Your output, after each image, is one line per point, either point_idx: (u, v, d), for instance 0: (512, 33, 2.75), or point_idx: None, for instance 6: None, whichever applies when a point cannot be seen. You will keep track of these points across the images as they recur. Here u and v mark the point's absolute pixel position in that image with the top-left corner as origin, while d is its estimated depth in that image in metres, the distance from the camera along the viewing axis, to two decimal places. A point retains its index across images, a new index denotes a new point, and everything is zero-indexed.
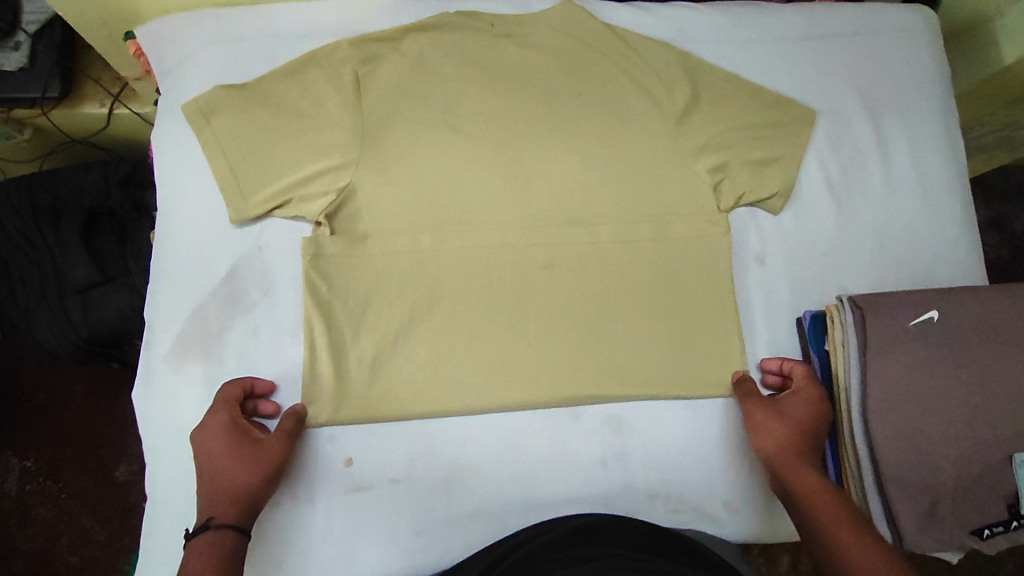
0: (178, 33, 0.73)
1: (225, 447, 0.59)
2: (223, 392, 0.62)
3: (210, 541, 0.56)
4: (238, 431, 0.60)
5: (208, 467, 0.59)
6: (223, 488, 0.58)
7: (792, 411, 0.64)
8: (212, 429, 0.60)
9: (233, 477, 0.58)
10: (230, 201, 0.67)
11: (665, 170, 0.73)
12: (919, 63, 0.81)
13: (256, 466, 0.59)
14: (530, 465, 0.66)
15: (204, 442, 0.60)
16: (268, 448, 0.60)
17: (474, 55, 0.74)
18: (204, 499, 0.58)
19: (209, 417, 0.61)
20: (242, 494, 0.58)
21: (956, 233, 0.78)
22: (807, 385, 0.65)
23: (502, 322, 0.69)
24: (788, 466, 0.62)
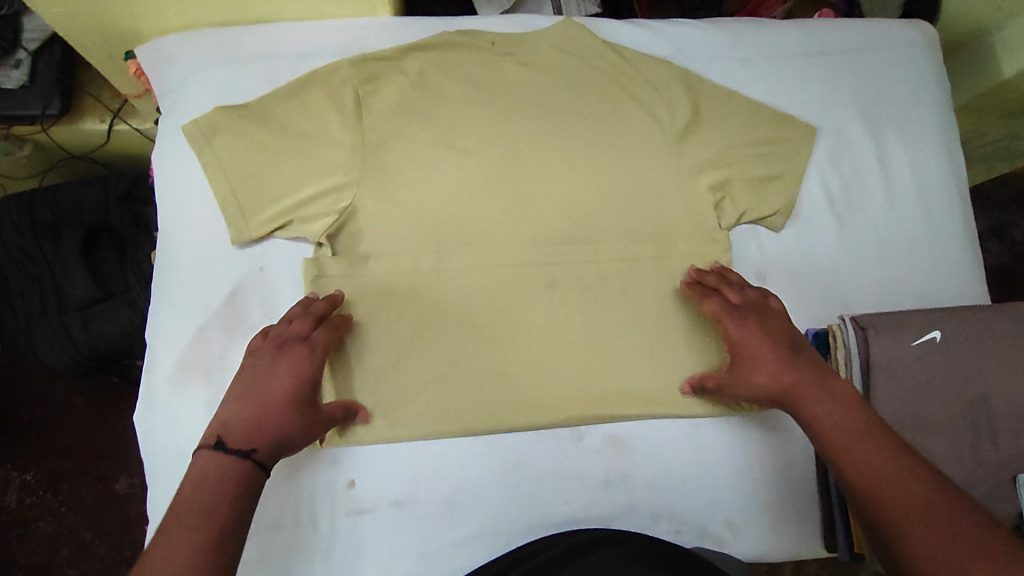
0: (178, 52, 0.73)
1: (299, 392, 0.59)
2: (323, 337, 0.62)
3: (241, 470, 0.53)
4: (313, 382, 0.60)
5: (276, 396, 0.58)
6: (274, 426, 0.56)
7: (744, 355, 0.63)
8: (303, 369, 0.60)
9: (290, 424, 0.57)
10: (231, 222, 0.67)
11: (666, 187, 0.73)
12: (920, 78, 0.81)
13: (305, 423, 0.59)
14: (533, 484, 0.66)
15: (279, 371, 0.59)
16: (320, 420, 0.61)
17: (475, 73, 0.74)
18: (248, 420, 0.56)
19: (306, 354, 0.60)
20: (288, 436, 0.57)
21: (958, 250, 0.78)
22: (729, 328, 0.64)
23: (504, 341, 0.69)
24: (795, 398, 0.59)
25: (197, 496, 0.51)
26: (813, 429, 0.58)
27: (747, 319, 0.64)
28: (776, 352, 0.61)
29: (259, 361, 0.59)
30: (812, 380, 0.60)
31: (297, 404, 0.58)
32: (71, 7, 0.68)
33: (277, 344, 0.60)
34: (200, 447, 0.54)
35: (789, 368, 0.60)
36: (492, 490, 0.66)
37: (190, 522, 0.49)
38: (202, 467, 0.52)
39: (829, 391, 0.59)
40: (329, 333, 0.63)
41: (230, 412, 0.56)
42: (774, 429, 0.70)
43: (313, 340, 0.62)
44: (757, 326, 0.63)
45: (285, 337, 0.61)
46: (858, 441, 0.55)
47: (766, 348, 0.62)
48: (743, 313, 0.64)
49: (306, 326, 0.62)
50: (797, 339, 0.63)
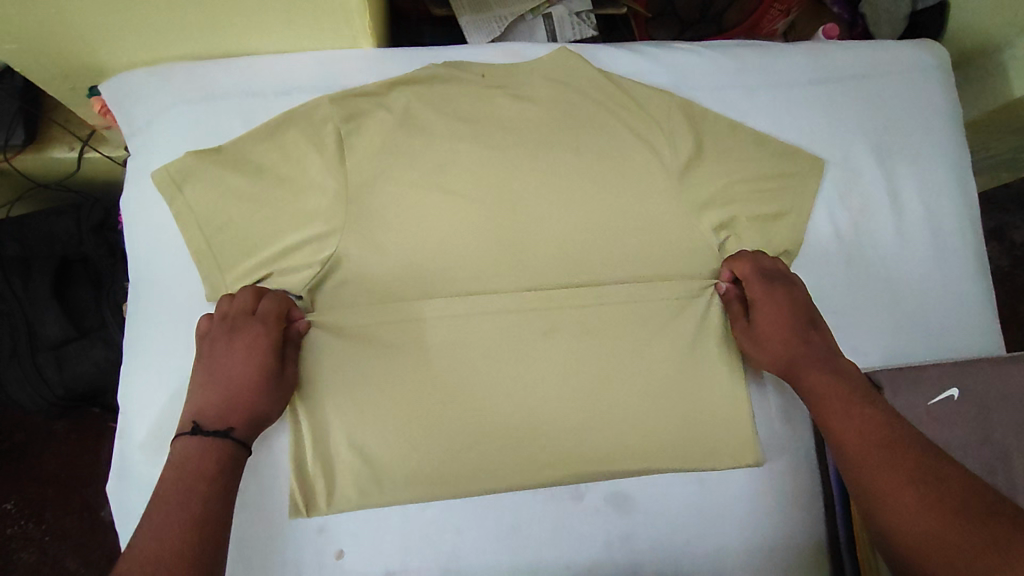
0: (144, 91, 0.68)
1: (260, 365, 0.59)
2: (270, 307, 0.61)
3: (221, 448, 0.55)
4: (272, 351, 0.60)
5: (240, 375, 0.59)
6: (245, 405, 0.58)
7: (761, 317, 0.65)
8: (256, 343, 0.59)
9: (261, 399, 0.59)
10: (208, 276, 0.63)
11: (669, 226, 0.69)
12: (932, 106, 0.78)
13: (274, 392, 0.60)
14: (532, 545, 0.64)
15: (237, 349, 0.59)
16: (287, 380, 0.61)
17: (464, 107, 0.69)
18: (218, 405, 0.58)
19: (259, 329, 0.60)
20: (262, 410, 0.59)
21: (971, 291, 0.74)
22: (753, 291, 0.65)
23: (498, 394, 0.65)
24: (797, 365, 0.62)
25: (177, 476, 0.53)
26: (810, 395, 0.60)
27: (772, 287, 0.65)
28: (792, 324, 0.64)
29: (216, 344, 0.60)
30: (818, 354, 0.62)
31: (263, 377, 0.59)
32: (28, 45, 0.63)
33: (228, 324, 0.60)
34: (178, 436, 0.56)
35: (800, 342, 0.63)
36: (483, 549, 0.63)
37: (177, 498, 0.51)
38: (182, 451, 0.55)
39: (829, 363, 0.61)
40: (278, 300, 0.62)
41: (198, 401, 0.58)
42: (778, 485, 0.67)
43: (260, 312, 0.61)
44: (781, 296, 0.65)
45: (233, 315, 0.60)
46: (857, 405, 0.56)
47: (783, 318, 0.64)
48: (771, 281, 0.65)
49: (252, 299, 0.61)
50: (815, 315, 0.65)
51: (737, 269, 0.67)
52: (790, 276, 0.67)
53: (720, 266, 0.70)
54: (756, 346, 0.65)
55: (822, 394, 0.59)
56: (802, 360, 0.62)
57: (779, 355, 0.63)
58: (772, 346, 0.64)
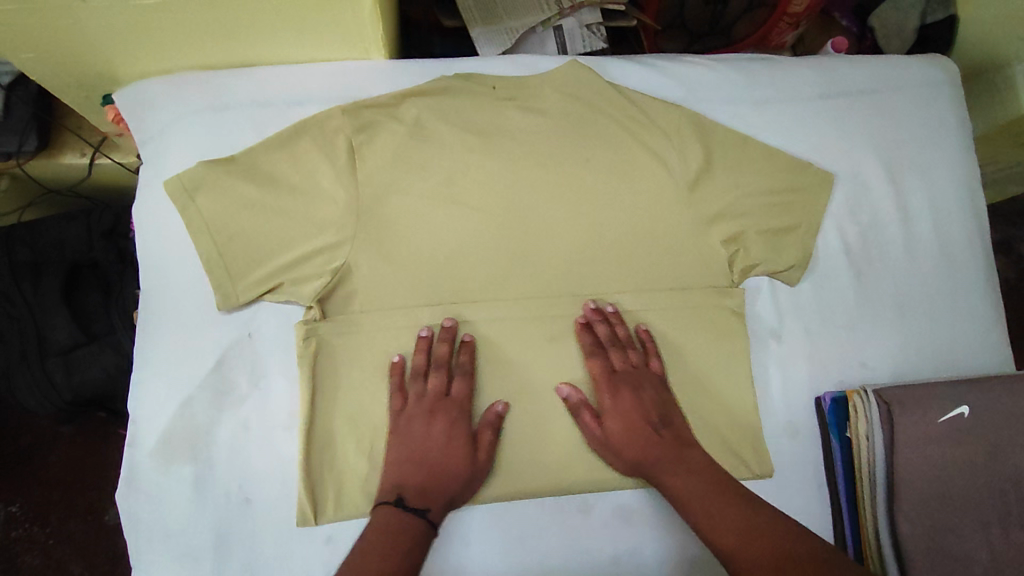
0: (157, 100, 0.68)
1: (455, 449, 0.61)
2: (458, 391, 0.63)
3: (417, 524, 0.57)
4: (462, 437, 0.62)
5: (437, 457, 0.61)
6: (439, 485, 0.60)
7: (613, 422, 0.63)
8: (450, 427, 0.62)
9: (454, 484, 0.61)
10: (218, 285, 0.63)
11: (679, 239, 0.69)
12: (941, 121, 0.78)
13: (468, 478, 0.61)
14: (539, 559, 0.64)
15: (435, 432, 0.61)
16: (479, 467, 0.62)
17: (475, 119, 0.70)
18: (415, 483, 0.59)
19: (455, 414, 0.63)
20: (454, 490, 0.61)
21: (981, 306, 0.74)
22: (604, 399, 0.64)
23: (507, 407, 0.65)
24: (657, 467, 0.60)
25: (378, 544, 0.54)
26: (676, 501, 0.58)
27: (616, 388, 0.64)
28: (644, 425, 0.62)
29: (415, 423, 0.62)
30: (671, 451, 0.61)
31: (463, 462, 0.61)
32: (43, 53, 0.63)
33: (429, 405, 0.62)
34: (379, 505, 0.57)
35: (652, 442, 0.62)
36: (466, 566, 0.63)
37: (374, 557, 0.53)
38: (384, 520, 0.56)
39: (683, 458, 0.61)
40: (468, 382, 0.64)
41: (397, 477, 0.60)
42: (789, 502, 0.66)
43: (455, 394, 0.63)
44: (630, 398, 0.63)
45: (432, 395, 0.63)
46: (710, 502, 0.56)
47: (634, 422, 0.63)
48: (614, 378, 0.64)
49: (446, 380, 0.63)
50: (668, 411, 0.64)
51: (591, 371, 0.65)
52: (643, 363, 0.66)
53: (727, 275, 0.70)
54: (615, 455, 0.63)
55: (685, 499, 0.57)
56: (659, 463, 0.61)
57: (636, 459, 0.62)
58: (631, 453, 0.62)
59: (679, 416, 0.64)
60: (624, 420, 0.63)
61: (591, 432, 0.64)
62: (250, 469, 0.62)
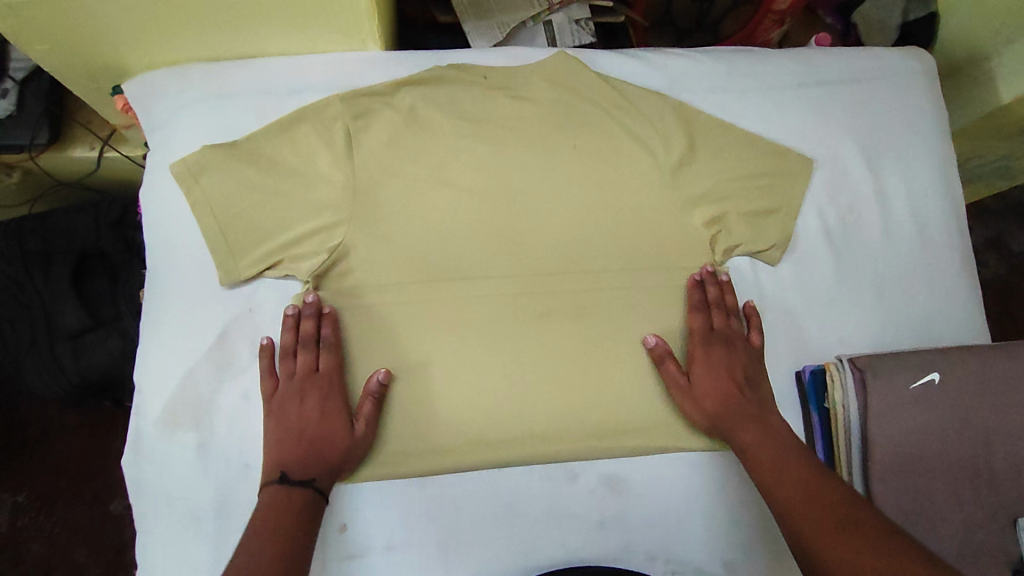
0: (163, 89, 0.72)
1: (337, 419, 0.63)
2: (327, 363, 0.65)
3: (301, 496, 0.59)
4: (337, 408, 0.64)
5: (313, 429, 0.62)
6: (325, 455, 0.62)
7: (700, 373, 0.67)
8: (325, 401, 0.64)
9: (339, 452, 0.62)
10: (221, 263, 0.66)
11: (661, 221, 0.72)
12: (918, 110, 0.81)
13: (350, 448, 0.63)
14: (528, 524, 0.66)
15: (313, 407, 0.63)
16: (361, 436, 0.64)
17: (467, 107, 0.73)
18: (296, 456, 0.61)
19: (326, 388, 0.64)
20: (341, 457, 0.62)
21: (956, 283, 0.77)
22: (698, 350, 0.68)
23: (497, 380, 0.68)
24: (728, 421, 0.65)
25: (265, 522, 0.57)
26: (749, 456, 0.62)
27: (713, 347, 0.68)
28: (725, 380, 0.67)
29: (287, 401, 0.64)
30: (751, 410, 0.65)
31: (346, 429, 0.63)
32: (57, 45, 0.67)
33: (299, 384, 0.64)
34: (266, 485, 0.60)
35: (729, 397, 0.66)
36: (416, 532, 0.65)
37: (267, 539, 0.55)
38: (270, 499, 0.58)
39: (756, 415, 0.65)
40: (337, 356, 0.65)
41: (278, 454, 0.61)
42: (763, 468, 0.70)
43: (329, 367, 0.65)
44: (721, 355, 0.68)
45: (301, 373, 0.64)
46: (780, 456, 0.60)
47: (718, 376, 0.67)
48: (713, 338, 0.69)
49: (313, 356, 0.65)
50: (754, 376, 0.68)
51: (692, 323, 0.70)
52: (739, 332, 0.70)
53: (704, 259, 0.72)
54: (691, 404, 0.67)
55: (754, 450, 0.62)
56: (734, 415, 0.65)
57: (711, 409, 0.66)
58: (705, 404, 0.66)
59: (767, 387, 0.68)
60: (705, 376, 0.67)
61: (675, 379, 0.68)
62: (250, 436, 0.65)
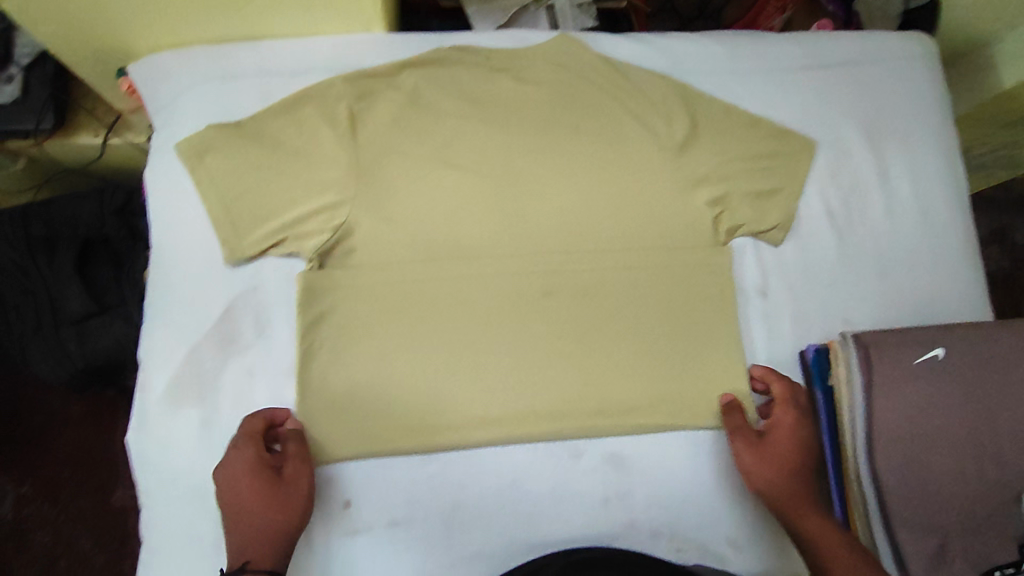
0: (168, 70, 0.72)
1: (258, 487, 0.60)
2: (247, 426, 0.62)
3: None
4: (252, 467, 0.60)
5: (240, 500, 0.60)
6: (255, 530, 0.59)
7: (778, 440, 0.65)
8: (240, 466, 0.60)
9: (274, 516, 0.59)
10: (225, 241, 0.67)
11: (665, 201, 0.72)
12: (920, 92, 0.81)
13: (280, 503, 0.60)
14: (532, 502, 0.66)
15: (231, 478, 0.60)
16: (288, 484, 0.60)
17: (470, 88, 0.73)
18: (235, 542, 0.59)
19: (237, 452, 0.61)
20: (281, 521, 0.59)
21: (960, 264, 0.77)
22: (784, 417, 0.65)
23: (500, 358, 0.68)
24: (791, 502, 0.62)
25: None
26: (808, 543, 0.61)
27: (801, 423, 0.65)
28: (800, 458, 0.64)
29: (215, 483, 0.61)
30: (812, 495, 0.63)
31: (265, 492, 0.60)
32: (63, 26, 0.67)
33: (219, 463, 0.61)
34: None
35: (802, 479, 0.63)
36: (420, 508, 0.65)
37: None
38: None
39: (822, 508, 0.63)
40: (250, 420, 0.62)
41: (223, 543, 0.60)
42: None
43: (245, 432, 0.61)
44: (805, 434, 0.65)
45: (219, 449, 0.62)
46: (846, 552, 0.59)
47: (797, 451, 0.64)
48: (801, 414, 0.66)
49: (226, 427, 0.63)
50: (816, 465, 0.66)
51: (777, 388, 0.67)
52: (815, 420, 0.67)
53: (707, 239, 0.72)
54: (760, 470, 0.63)
55: (813, 536, 0.60)
56: (800, 497, 0.62)
57: (778, 485, 0.63)
58: (778, 476, 0.63)
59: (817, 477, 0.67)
60: (780, 447, 0.64)
61: (747, 442, 0.65)
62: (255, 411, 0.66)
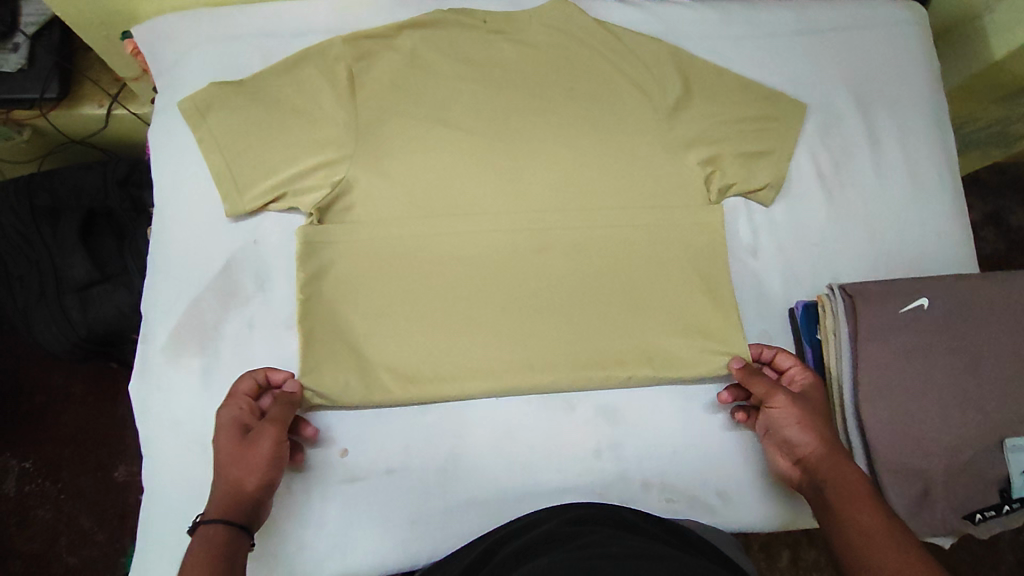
0: (172, 33, 0.74)
1: (232, 440, 0.59)
2: (240, 384, 0.63)
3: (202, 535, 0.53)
4: (233, 421, 0.60)
5: (219, 454, 0.59)
6: (218, 483, 0.57)
7: (812, 394, 0.63)
8: (224, 422, 0.60)
9: (241, 467, 0.58)
10: (226, 196, 0.68)
11: (658, 161, 0.73)
12: (910, 57, 0.82)
13: (246, 454, 0.58)
14: (526, 453, 0.67)
15: (217, 433, 0.60)
16: (257, 437, 0.59)
17: (466, 50, 0.74)
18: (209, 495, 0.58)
19: (225, 410, 0.61)
20: (245, 472, 0.58)
21: (950, 225, 0.78)
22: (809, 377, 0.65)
23: (495, 312, 0.70)
24: (826, 455, 0.59)
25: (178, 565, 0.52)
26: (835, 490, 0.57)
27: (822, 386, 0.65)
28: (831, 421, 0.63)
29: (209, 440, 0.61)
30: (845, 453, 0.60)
31: (235, 445, 0.59)
32: None
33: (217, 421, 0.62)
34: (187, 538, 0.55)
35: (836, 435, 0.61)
36: (416, 457, 0.67)
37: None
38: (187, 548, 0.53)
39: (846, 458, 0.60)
40: (247, 380, 0.63)
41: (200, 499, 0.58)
42: None
43: (234, 390, 0.62)
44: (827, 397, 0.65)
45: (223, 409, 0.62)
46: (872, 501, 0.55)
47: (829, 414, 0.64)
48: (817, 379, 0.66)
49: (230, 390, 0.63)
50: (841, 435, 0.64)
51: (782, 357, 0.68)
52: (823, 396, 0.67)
53: (701, 198, 0.73)
54: (801, 431, 0.61)
55: (843, 487, 0.56)
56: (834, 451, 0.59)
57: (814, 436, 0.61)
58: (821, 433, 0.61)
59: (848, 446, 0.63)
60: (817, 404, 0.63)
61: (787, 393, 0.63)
62: (257, 362, 0.67)
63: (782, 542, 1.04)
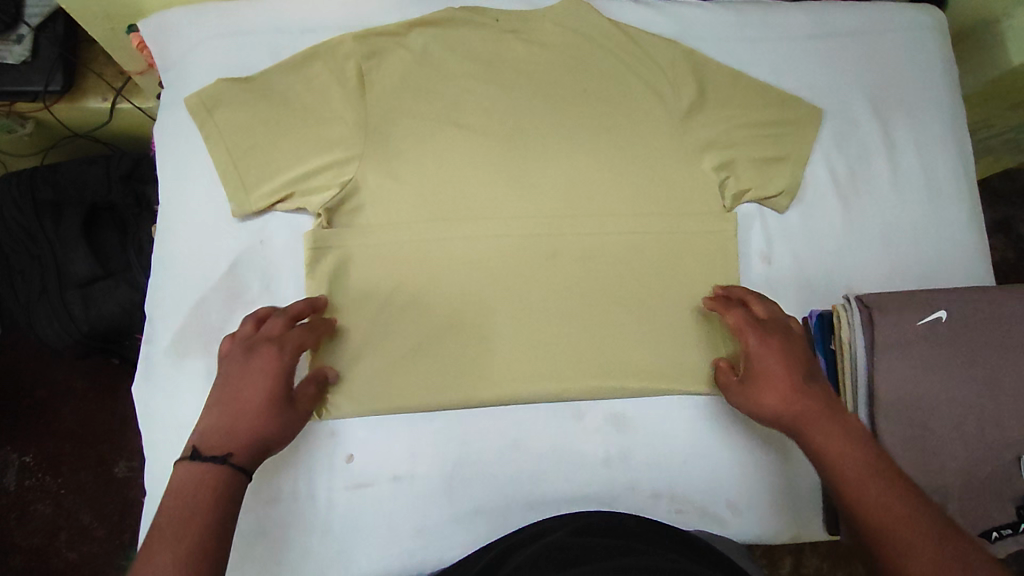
0: (178, 26, 0.73)
1: (277, 393, 0.58)
2: (298, 334, 0.61)
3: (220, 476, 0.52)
4: (287, 374, 0.59)
5: (254, 398, 0.57)
6: (247, 427, 0.56)
7: (760, 363, 0.61)
8: (274, 367, 0.59)
9: (278, 431, 0.58)
10: (231, 196, 0.67)
11: (671, 165, 0.72)
12: (929, 63, 0.81)
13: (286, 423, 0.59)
14: (533, 462, 0.67)
15: (254, 368, 0.58)
16: (299, 414, 0.60)
17: (477, 48, 0.73)
18: (220, 427, 0.55)
19: (275, 352, 0.59)
20: (275, 439, 0.58)
21: (966, 235, 0.77)
22: (750, 343, 0.62)
23: (503, 318, 0.68)
24: (799, 422, 0.58)
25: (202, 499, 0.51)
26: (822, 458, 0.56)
27: (769, 337, 0.62)
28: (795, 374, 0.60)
29: (234, 365, 0.58)
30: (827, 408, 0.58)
31: (280, 407, 0.58)
32: None
33: (251, 346, 0.59)
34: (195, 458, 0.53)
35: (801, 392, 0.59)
36: (421, 463, 0.66)
37: (199, 517, 0.50)
38: (206, 478, 0.52)
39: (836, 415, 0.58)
40: (304, 331, 0.62)
41: (212, 423, 0.55)
42: None
43: (289, 338, 0.61)
44: (778, 345, 0.62)
45: (258, 338, 0.60)
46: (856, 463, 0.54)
47: (787, 367, 0.60)
48: (764, 333, 0.62)
49: (278, 327, 0.61)
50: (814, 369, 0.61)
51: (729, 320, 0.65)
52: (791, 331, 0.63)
53: (714, 203, 0.72)
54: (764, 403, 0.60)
55: (828, 456, 0.56)
56: (806, 415, 0.58)
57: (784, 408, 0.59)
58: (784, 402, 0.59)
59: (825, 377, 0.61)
60: (770, 369, 0.61)
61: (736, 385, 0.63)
62: None
63: (785, 549, 1.03)
